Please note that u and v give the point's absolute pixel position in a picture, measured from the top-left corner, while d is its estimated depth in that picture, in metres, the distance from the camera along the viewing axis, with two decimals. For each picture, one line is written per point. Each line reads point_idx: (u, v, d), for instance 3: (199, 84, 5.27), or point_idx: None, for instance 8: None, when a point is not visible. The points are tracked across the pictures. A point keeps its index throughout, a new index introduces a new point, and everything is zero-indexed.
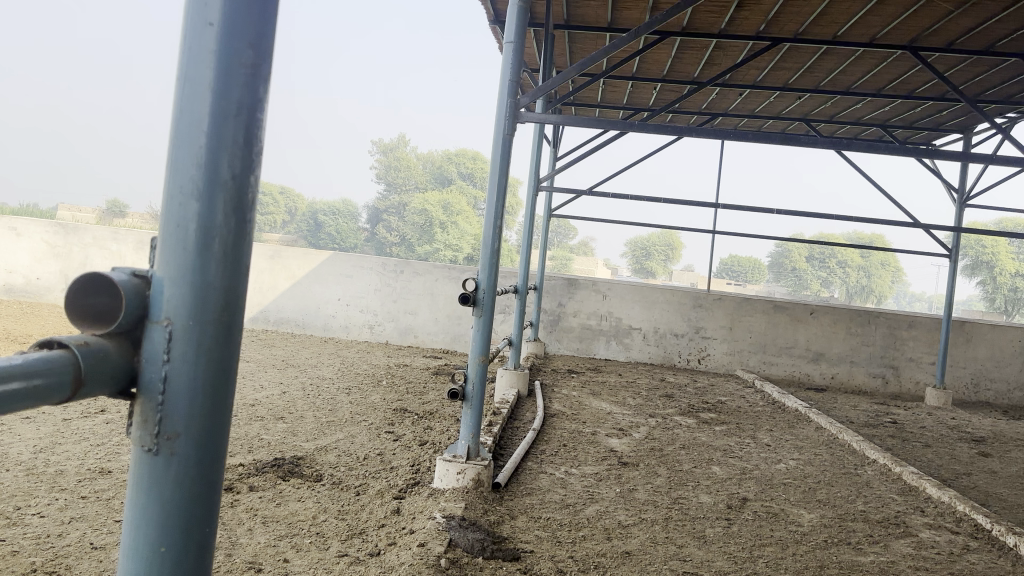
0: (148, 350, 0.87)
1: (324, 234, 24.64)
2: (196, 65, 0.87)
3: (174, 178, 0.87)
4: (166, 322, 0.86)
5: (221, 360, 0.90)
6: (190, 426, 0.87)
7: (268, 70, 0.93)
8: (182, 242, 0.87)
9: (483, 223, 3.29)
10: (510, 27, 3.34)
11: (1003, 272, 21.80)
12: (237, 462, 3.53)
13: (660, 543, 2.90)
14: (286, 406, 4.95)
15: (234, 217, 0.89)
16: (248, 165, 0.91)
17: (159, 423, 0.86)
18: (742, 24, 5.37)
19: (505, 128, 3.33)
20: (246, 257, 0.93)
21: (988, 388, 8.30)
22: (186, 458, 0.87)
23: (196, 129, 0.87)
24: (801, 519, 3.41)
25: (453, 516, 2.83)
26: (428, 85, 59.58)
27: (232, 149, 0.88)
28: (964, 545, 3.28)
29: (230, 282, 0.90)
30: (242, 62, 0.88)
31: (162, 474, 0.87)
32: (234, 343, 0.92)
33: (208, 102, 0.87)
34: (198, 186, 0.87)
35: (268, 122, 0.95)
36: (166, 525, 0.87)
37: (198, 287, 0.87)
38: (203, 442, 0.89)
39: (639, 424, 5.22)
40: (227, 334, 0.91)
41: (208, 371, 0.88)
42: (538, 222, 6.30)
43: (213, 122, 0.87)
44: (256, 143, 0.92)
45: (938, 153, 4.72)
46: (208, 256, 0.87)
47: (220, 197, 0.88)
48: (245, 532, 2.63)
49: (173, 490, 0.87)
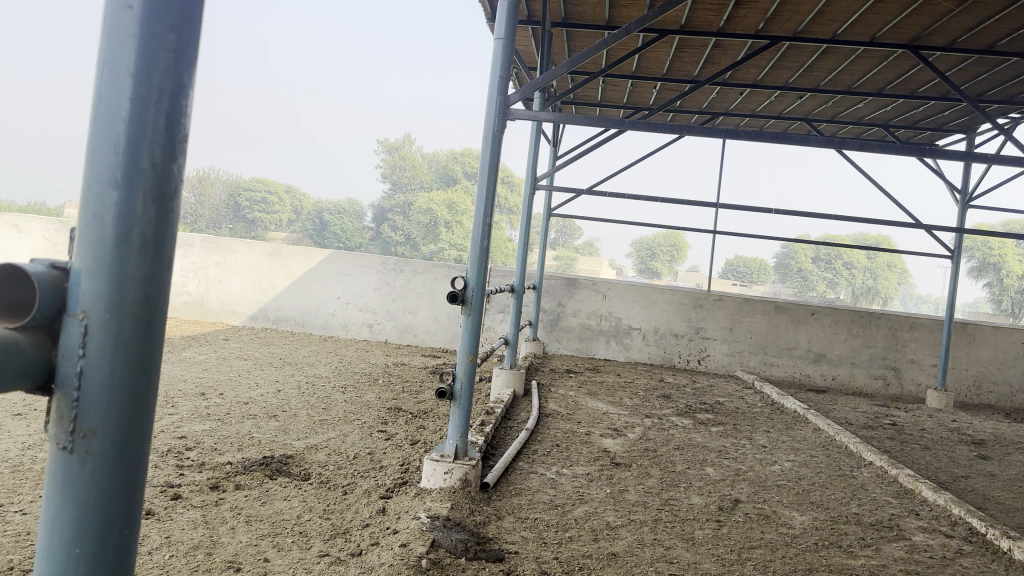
0: (65, 344, 0.84)
1: (329, 234, 25.11)
2: (117, 50, 0.85)
3: (92, 166, 0.85)
4: (82, 315, 0.84)
5: (141, 354, 0.87)
6: (106, 424, 0.85)
7: (193, 56, 0.91)
8: (98, 236, 0.85)
9: (471, 220, 3.26)
10: (500, 22, 3.31)
11: (1009, 273, 21.69)
12: (225, 460, 3.50)
13: (647, 544, 2.87)
14: (280, 404, 4.93)
15: (154, 208, 0.87)
16: (171, 153, 0.89)
17: (74, 420, 0.85)
18: (741, 23, 5.33)
19: (495, 125, 3.31)
20: (170, 248, 0.91)
21: (990, 390, 8.24)
22: (101, 456, 0.85)
23: (116, 116, 0.85)
24: (793, 521, 3.38)
25: (438, 517, 2.81)
26: (434, 85, 59.49)
27: (153, 137, 0.86)
28: (958, 548, 3.24)
29: (151, 275, 0.88)
30: (164, 47, 0.87)
31: (78, 475, 0.85)
32: (156, 339, 0.90)
33: (127, 88, 0.85)
34: (118, 175, 0.85)
35: (195, 111, 0.93)
36: (80, 525, 0.84)
37: (116, 281, 0.85)
38: (122, 440, 0.87)
39: (635, 424, 5.18)
40: (148, 328, 0.89)
41: (125, 365, 0.86)
42: (536, 220, 6.24)
43: (135, 107, 0.85)
44: (181, 132, 0.91)
45: (938, 153, 4.67)
46: (128, 248, 0.85)
47: (139, 185, 0.86)
48: (228, 531, 2.60)
49: (90, 490, 0.85)
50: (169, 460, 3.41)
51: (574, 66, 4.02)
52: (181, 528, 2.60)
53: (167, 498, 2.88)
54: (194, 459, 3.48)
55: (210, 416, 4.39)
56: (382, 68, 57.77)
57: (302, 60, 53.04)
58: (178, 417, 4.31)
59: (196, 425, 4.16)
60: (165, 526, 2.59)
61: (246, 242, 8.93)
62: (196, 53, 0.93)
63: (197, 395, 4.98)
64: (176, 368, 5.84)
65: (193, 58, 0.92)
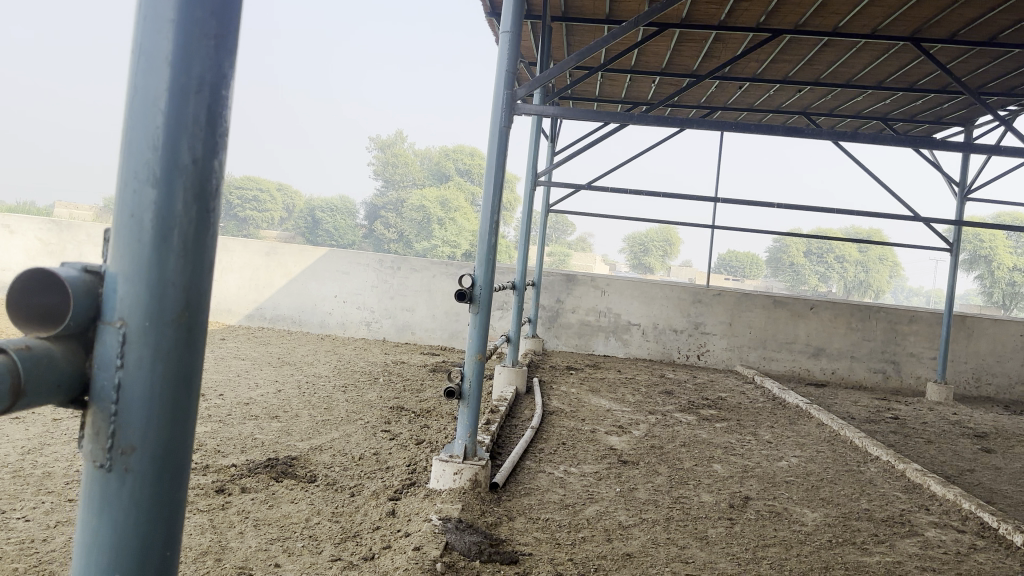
0: (101, 354, 0.80)
1: (322, 231, 25.06)
2: (154, 39, 0.80)
3: (128, 165, 0.80)
4: (119, 323, 0.79)
5: (183, 363, 0.83)
6: (145, 441, 0.80)
7: (233, 43, 0.86)
8: (136, 236, 0.80)
9: (479, 217, 3.21)
10: (507, 15, 3.24)
11: (1000, 265, 21.71)
12: (228, 463, 3.45)
13: (661, 544, 2.84)
14: (281, 404, 4.88)
15: (196, 206, 0.82)
16: (213, 148, 0.84)
17: (112, 436, 0.80)
18: (742, 16, 5.29)
19: (503, 119, 3.25)
20: (212, 251, 0.86)
21: (989, 383, 8.25)
22: (141, 474, 0.80)
23: (153, 111, 0.80)
24: (804, 518, 3.35)
25: (450, 519, 2.77)
26: (426, 81, 59.29)
27: (193, 131, 0.81)
28: (971, 544, 3.22)
29: (192, 280, 0.83)
30: (205, 36, 0.82)
31: (117, 494, 0.80)
32: (197, 350, 0.85)
33: (165, 79, 0.80)
34: (155, 173, 0.80)
35: (233, 108, 0.88)
36: (119, 547, 0.80)
37: (156, 285, 0.80)
38: (162, 457, 0.82)
39: (639, 420, 5.15)
40: (188, 338, 0.84)
41: (166, 379, 0.81)
42: (536, 216, 6.19)
43: (173, 100, 0.80)
44: (221, 127, 0.86)
45: (942, 146, 4.63)
46: (168, 252, 0.81)
47: (179, 185, 0.81)
48: (236, 536, 2.56)
49: (128, 511, 0.80)
50: None
51: (580, 60, 3.98)
52: (188, 533, 2.55)
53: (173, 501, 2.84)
54: (198, 462, 3.42)
55: (211, 418, 4.34)
56: (373, 66, 57.59)
57: (294, 57, 52.89)
58: None
59: (198, 426, 4.11)
60: None
61: (241, 241, 8.86)
62: (235, 45, 0.88)
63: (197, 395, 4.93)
64: None
65: (233, 47, 0.87)
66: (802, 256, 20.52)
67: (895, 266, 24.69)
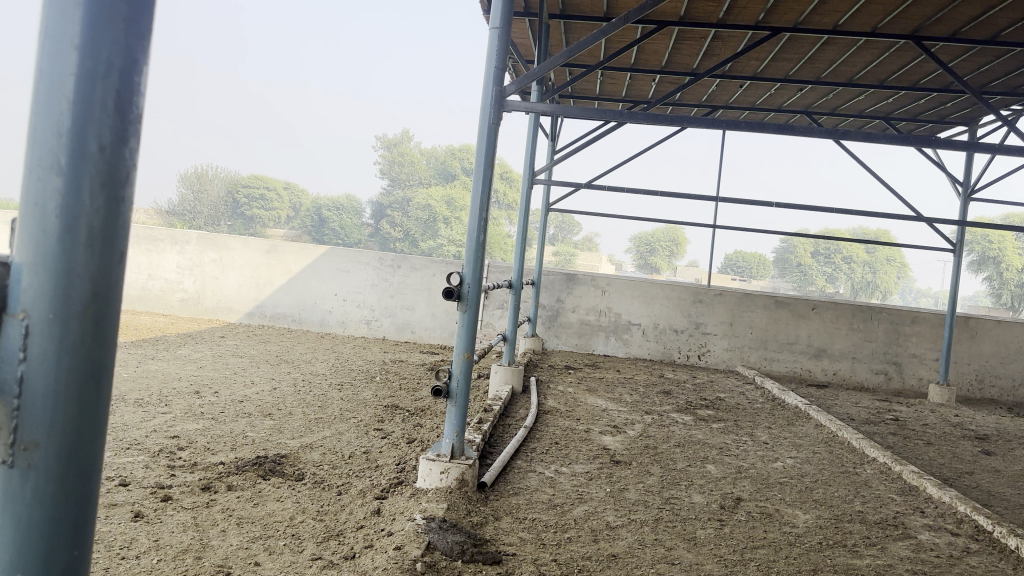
0: (3, 345, 0.72)
1: (328, 229, 25.13)
2: (60, 21, 0.73)
3: (32, 151, 0.73)
4: (22, 315, 0.72)
5: (91, 358, 0.76)
6: (50, 439, 0.73)
7: (147, 28, 0.79)
8: (40, 226, 0.73)
9: (467, 214, 3.18)
10: (495, 12, 3.20)
11: (1008, 267, 21.57)
12: (217, 460, 3.44)
13: (648, 545, 2.81)
14: (275, 402, 4.88)
15: (104, 198, 0.75)
16: (124, 137, 0.76)
17: (14, 431, 0.73)
18: (741, 13, 5.25)
19: (492, 117, 3.22)
20: (125, 241, 0.79)
21: (993, 385, 8.18)
22: (46, 473, 0.73)
23: (59, 98, 0.72)
24: (796, 520, 3.32)
25: (434, 518, 2.74)
26: (433, 80, 59.35)
27: (101, 119, 0.74)
28: (965, 548, 3.18)
29: (104, 272, 0.76)
30: (114, 19, 0.75)
31: (19, 492, 0.73)
32: (109, 346, 0.78)
33: (71, 62, 0.72)
34: (61, 162, 0.73)
35: (150, 96, 0.81)
36: (23, 546, 0.73)
37: (61, 276, 0.73)
38: (71, 454, 0.75)
39: (634, 420, 5.12)
40: (99, 331, 0.77)
41: (73, 374, 0.74)
42: (533, 215, 6.13)
43: (80, 87, 0.73)
44: (136, 114, 0.78)
45: (941, 144, 4.58)
46: (74, 240, 0.73)
47: (87, 174, 0.73)
48: (218, 534, 2.54)
49: (34, 510, 0.73)
50: (160, 461, 3.34)
51: (572, 54, 3.92)
52: (169, 530, 2.54)
53: (157, 500, 2.82)
54: (186, 460, 3.41)
55: (204, 415, 4.33)
56: (381, 65, 57.65)
57: (299, 55, 53.07)
58: (171, 416, 4.24)
59: (190, 424, 4.10)
60: (153, 528, 2.53)
61: (242, 239, 8.87)
62: (151, 25, 0.81)
63: (191, 393, 4.91)
64: (170, 366, 5.78)
65: (146, 33, 0.80)
66: (809, 257, 20.85)
67: (902, 267, 24.60)
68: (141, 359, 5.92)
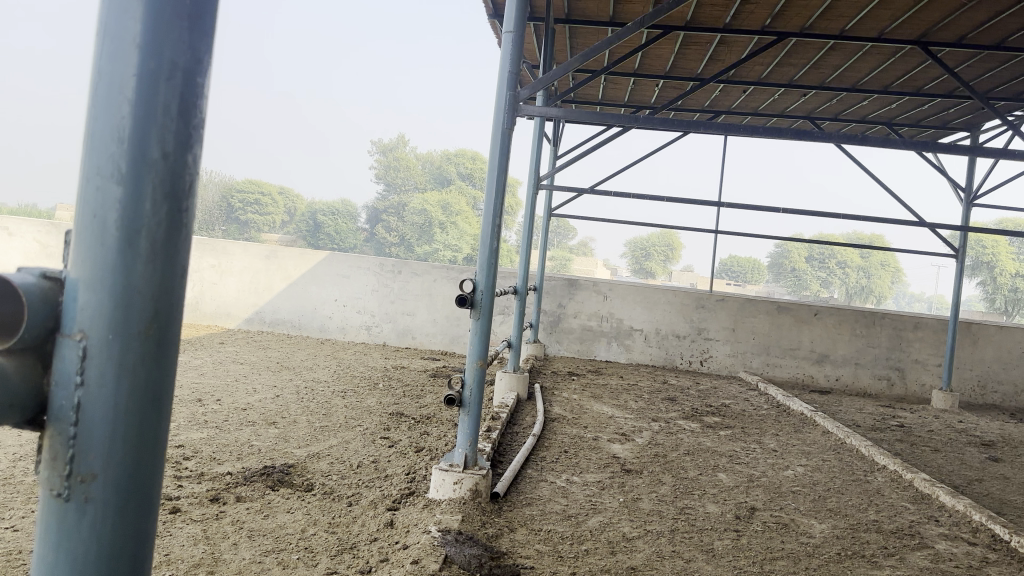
0: (59, 369, 0.71)
1: (323, 234, 25.10)
2: (120, 21, 0.71)
3: (91, 158, 0.71)
4: (79, 336, 0.70)
5: (149, 381, 0.74)
6: (109, 467, 0.72)
7: (209, 25, 0.78)
8: (100, 238, 0.71)
9: (481, 221, 3.14)
10: (510, 16, 3.18)
11: (1003, 271, 21.66)
12: (224, 471, 3.38)
13: (667, 558, 2.76)
14: (279, 410, 4.80)
15: (165, 208, 0.73)
16: (185, 141, 0.75)
17: (70, 462, 0.71)
18: (748, 19, 5.23)
19: (505, 122, 3.18)
20: (183, 257, 0.77)
21: (995, 390, 8.16)
22: (104, 504, 0.72)
23: (119, 98, 0.71)
24: (812, 530, 3.27)
25: (449, 531, 2.70)
26: (427, 86, 59.39)
27: (163, 122, 0.73)
28: (983, 557, 3.13)
29: (166, 284, 0.75)
30: (178, 17, 0.73)
31: (76, 528, 0.71)
32: (166, 368, 0.77)
33: (132, 63, 0.71)
34: (124, 169, 0.71)
35: (209, 102, 0.80)
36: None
37: (119, 292, 0.71)
38: (130, 481, 0.73)
39: (642, 428, 5.07)
40: (159, 347, 0.75)
41: (131, 399, 0.72)
42: (538, 221, 6.07)
43: (141, 91, 0.71)
44: (195, 120, 0.77)
45: (950, 150, 4.56)
46: (135, 252, 0.72)
47: (149, 177, 0.72)
48: (230, 547, 2.48)
49: (90, 544, 0.71)
50: (167, 471, 3.28)
51: (584, 60, 3.88)
52: (180, 544, 2.48)
53: (166, 512, 2.76)
54: (193, 470, 3.35)
55: (208, 424, 4.26)
56: (376, 70, 57.62)
57: (295, 59, 52.96)
58: (175, 425, 4.17)
59: (194, 433, 4.03)
60: (163, 542, 2.48)
61: (242, 245, 8.80)
62: (212, 23, 0.79)
63: (194, 401, 4.84)
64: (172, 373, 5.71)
65: (209, 29, 0.79)
66: (804, 261, 20.88)
67: (897, 272, 24.69)
68: None
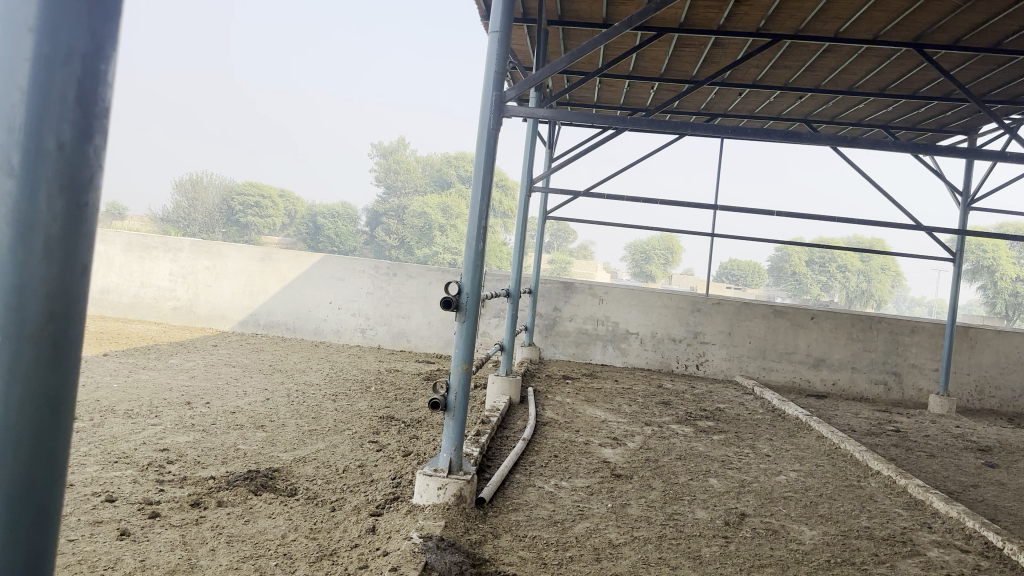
0: None
1: (322, 237, 25.14)
2: (16, 16, 0.72)
3: None
4: None
5: (46, 382, 0.75)
6: (5, 475, 0.73)
7: (112, 19, 0.79)
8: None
9: (466, 222, 3.10)
10: (495, 15, 3.13)
11: (1003, 276, 21.61)
12: (208, 475, 3.33)
13: (652, 564, 2.72)
14: (268, 413, 4.77)
15: (62, 202, 0.74)
16: (86, 134, 0.76)
17: None
18: (742, 21, 5.20)
19: (490, 124, 3.15)
20: (85, 252, 0.78)
21: (993, 395, 8.11)
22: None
23: (14, 88, 0.71)
24: (803, 536, 3.23)
25: (431, 537, 2.66)
26: (429, 89, 59.50)
27: (61, 114, 0.73)
28: (975, 565, 3.09)
29: (64, 283, 0.76)
30: (76, 12, 0.74)
31: None
32: (67, 370, 0.78)
33: (28, 51, 0.71)
34: (19, 164, 0.71)
35: (113, 98, 0.80)
36: None
37: (15, 290, 0.72)
38: (28, 487, 0.74)
39: (634, 432, 5.04)
40: (56, 349, 0.76)
41: (26, 400, 0.73)
42: (531, 223, 6.02)
43: (36, 85, 0.71)
44: (97, 115, 0.78)
45: (946, 152, 4.52)
46: (31, 248, 0.72)
47: (44, 170, 0.72)
48: (207, 553, 2.44)
49: None
50: (149, 475, 3.24)
51: (573, 60, 3.84)
52: (156, 550, 2.44)
53: (145, 517, 2.73)
54: (176, 473, 3.31)
55: (195, 427, 4.23)
56: (378, 73, 57.74)
57: (296, 61, 52.95)
58: (161, 428, 4.14)
59: (181, 436, 3.99)
60: (139, 547, 2.44)
61: (236, 247, 8.77)
62: (116, 22, 0.80)
63: (183, 404, 4.80)
64: (162, 375, 5.68)
65: (113, 17, 0.80)
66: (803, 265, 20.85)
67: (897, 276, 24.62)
68: (132, 369, 5.81)
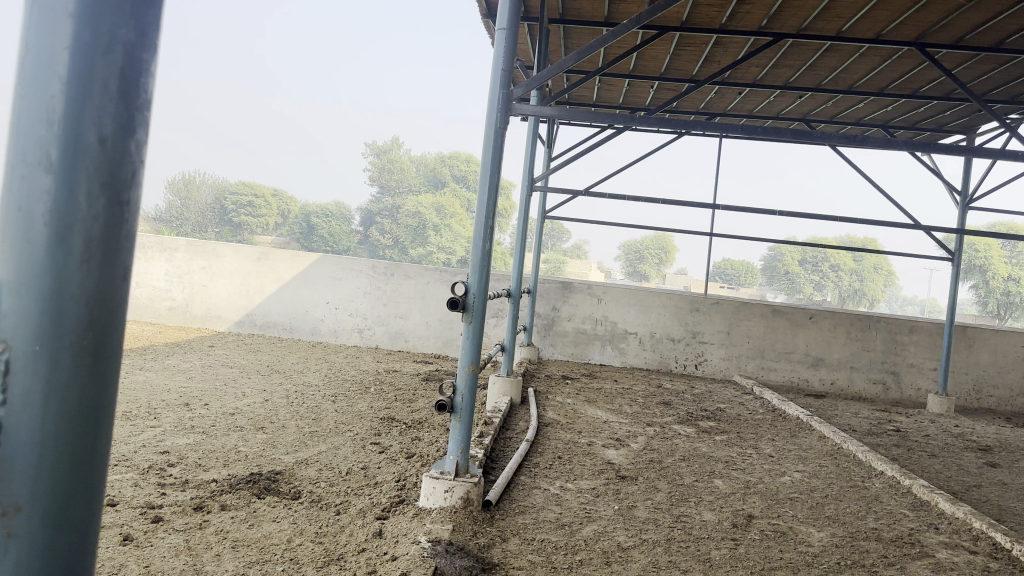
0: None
1: (315, 237, 25.12)
2: (52, 13, 0.68)
3: (17, 145, 0.68)
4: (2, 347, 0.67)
5: (86, 397, 0.71)
6: (34, 498, 0.68)
7: (153, 19, 0.76)
8: (24, 240, 0.67)
9: (473, 224, 3.06)
10: (502, 14, 3.10)
11: (995, 275, 21.71)
12: (209, 478, 3.28)
13: (662, 569, 2.68)
14: (267, 415, 4.72)
15: (103, 202, 0.71)
16: (126, 131, 0.73)
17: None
18: (744, 19, 5.18)
19: (498, 123, 3.11)
20: (125, 259, 0.75)
21: (991, 394, 8.12)
22: (29, 538, 0.69)
23: (50, 80, 0.67)
24: (811, 538, 3.21)
25: (440, 541, 2.62)
26: (421, 90, 59.63)
27: (101, 109, 0.70)
28: (984, 566, 3.07)
29: (104, 283, 0.72)
30: (118, 19, 0.71)
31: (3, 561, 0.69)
32: (108, 382, 0.74)
33: (67, 35, 0.68)
34: (56, 161, 0.68)
35: (154, 104, 0.78)
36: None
37: (53, 297, 0.68)
38: (58, 508, 0.70)
39: (637, 433, 5.01)
40: (95, 363, 0.73)
41: (64, 415, 0.70)
42: (531, 224, 5.97)
43: (76, 89, 0.68)
44: (138, 118, 0.75)
45: (950, 151, 4.51)
46: (71, 256, 0.69)
47: (82, 169, 0.69)
48: (213, 559, 2.40)
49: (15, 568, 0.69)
50: (150, 479, 3.19)
51: (577, 58, 3.79)
52: (160, 555, 2.39)
53: (147, 521, 2.68)
54: (177, 477, 3.26)
55: (194, 429, 4.18)
56: (370, 74, 57.76)
57: (291, 62, 52.84)
58: (160, 430, 4.08)
59: (181, 438, 3.94)
60: (143, 554, 2.39)
61: (231, 247, 8.69)
62: (157, 30, 0.77)
63: (181, 406, 4.75)
64: (159, 377, 5.62)
65: (151, 10, 0.76)
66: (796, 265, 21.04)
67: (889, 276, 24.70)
68: (128, 370, 5.74)
